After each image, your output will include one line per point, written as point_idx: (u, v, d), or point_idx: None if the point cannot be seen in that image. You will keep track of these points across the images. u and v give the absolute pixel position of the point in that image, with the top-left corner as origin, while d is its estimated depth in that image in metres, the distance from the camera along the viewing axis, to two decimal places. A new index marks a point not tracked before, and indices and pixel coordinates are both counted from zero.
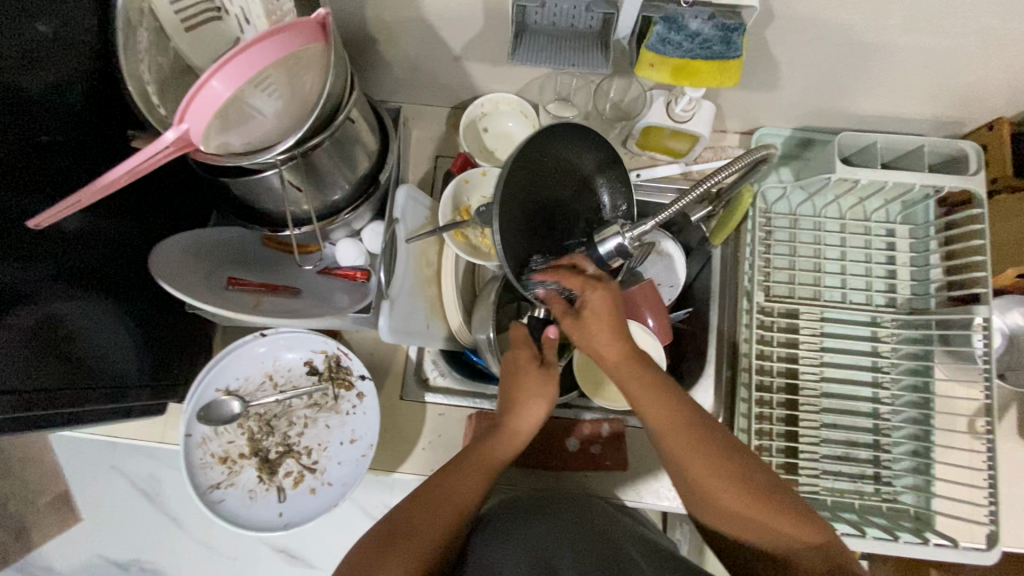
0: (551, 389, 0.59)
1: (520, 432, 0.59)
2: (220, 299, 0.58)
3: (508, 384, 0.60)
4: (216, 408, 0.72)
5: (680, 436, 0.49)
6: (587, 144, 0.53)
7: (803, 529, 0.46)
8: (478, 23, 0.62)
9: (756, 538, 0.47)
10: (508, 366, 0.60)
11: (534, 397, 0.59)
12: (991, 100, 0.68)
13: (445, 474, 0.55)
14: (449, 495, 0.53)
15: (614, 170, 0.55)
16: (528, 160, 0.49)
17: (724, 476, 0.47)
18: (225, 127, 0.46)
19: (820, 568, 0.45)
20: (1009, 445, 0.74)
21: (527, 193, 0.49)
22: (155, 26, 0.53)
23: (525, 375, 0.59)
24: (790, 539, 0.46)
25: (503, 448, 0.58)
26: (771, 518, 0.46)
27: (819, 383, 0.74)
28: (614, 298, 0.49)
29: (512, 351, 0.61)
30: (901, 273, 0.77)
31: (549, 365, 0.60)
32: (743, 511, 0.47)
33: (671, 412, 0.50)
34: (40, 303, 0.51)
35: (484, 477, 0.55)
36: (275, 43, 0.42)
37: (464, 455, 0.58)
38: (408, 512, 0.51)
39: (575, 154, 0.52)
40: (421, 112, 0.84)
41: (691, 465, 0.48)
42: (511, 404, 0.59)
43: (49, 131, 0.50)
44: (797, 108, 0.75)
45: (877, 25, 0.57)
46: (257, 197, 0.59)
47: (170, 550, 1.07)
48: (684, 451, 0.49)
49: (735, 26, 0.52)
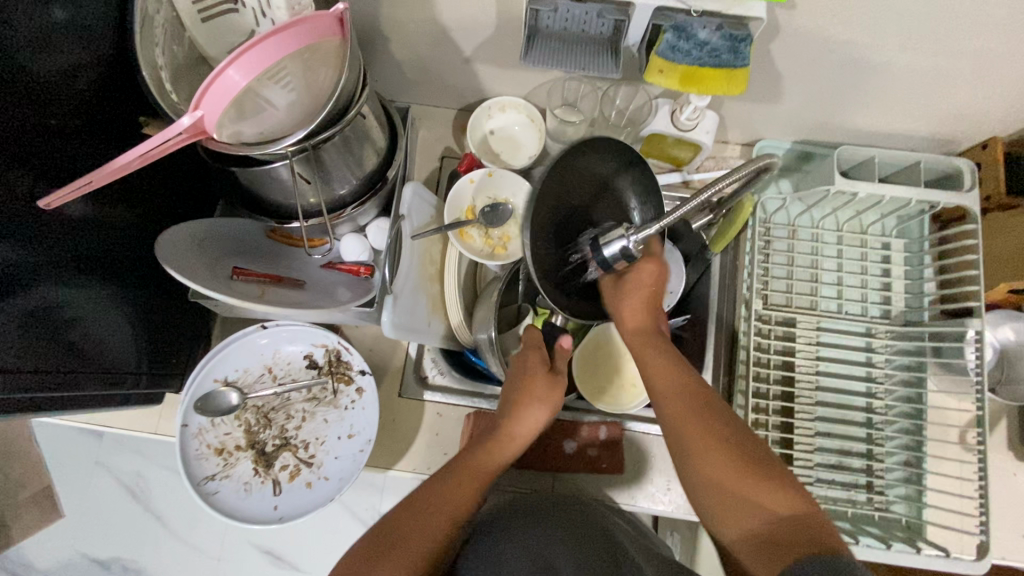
0: (555, 399, 0.60)
1: (516, 435, 0.59)
2: (226, 288, 0.57)
3: (514, 383, 0.61)
4: (214, 399, 0.72)
5: (683, 403, 0.51)
6: (607, 150, 0.53)
7: (784, 496, 0.44)
8: (490, 27, 0.64)
9: (733, 512, 0.46)
10: (518, 365, 0.63)
11: (536, 400, 0.59)
12: (985, 121, 0.70)
13: (441, 477, 0.54)
14: (444, 500, 0.52)
15: (638, 170, 0.56)
16: (561, 175, 0.51)
17: (720, 441, 0.48)
18: (238, 116, 0.46)
19: (797, 538, 0.41)
20: (998, 457, 0.75)
21: (551, 205, 0.51)
22: (172, 16, 0.54)
23: (534, 379, 0.61)
24: (771, 509, 0.44)
25: (501, 450, 0.58)
26: (760, 489, 0.45)
27: (815, 391, 0.75)
28: (658, 274, 0.56)
29: (523, 355, 0.63)
30: (896, 286, 0.79)
31: (557, 373, 0.63)
32: (727, 479, 0.46)
33: (680, 388, 0.52)
34: (45, 288, 0.51)
35: (478, 483, 0.54)
36: (294, 33, 0.42)
37: (457, 459, 0.57)
38: (398, 514, 0.51)
39: (598, 160, 0.53)
40: (429, 113, 0.85)
41: (692, 433, 0.49)
42: (511, 406, 0.59)
43: (60, 115, 0.50)
44: (797, 122, 0.77)
45: (878, 43, 0.58)
46: (266, 189, 0.60)
47: (152, 549, 1.05)
48: (682, 411, 0.50)
49: (743, 36, 0.54)
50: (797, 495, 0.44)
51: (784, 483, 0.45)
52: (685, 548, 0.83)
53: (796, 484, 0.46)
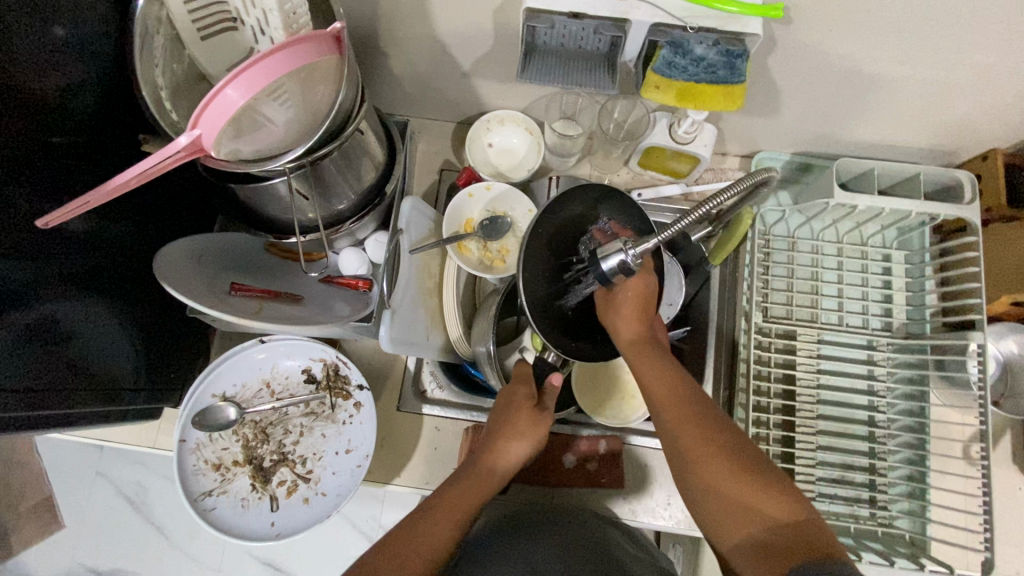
0: (539, 434, 0.57)
1: (496, 469, 0.56)
2: (223, 304, 0.57)
3: (497, 416, 0.58)
4: (212, 414, 0.72)
5: (681, 408, 0.50)
6: (582, 195, 0.53)
7: (782, 504, 0.45)
8: (489, 41, 0.64)
9: (733, 517, 0.45)
10: (506, 398, 0.59)
11: (515, 435, 0.56)
12: (984, 134, 0.70)
13: (420, 512, 0.52)
14: (420, 542, 0.50)
15: (619, 199, 0.54)
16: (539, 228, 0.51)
17: (714, 445, 0.47)
18: (236, 133, 0.46)
19: (796, 547, 0.42)
20: (1003, 472, 0.74)
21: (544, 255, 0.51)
22: (171, 34, 0.54)
23: (516, 413, 0.57)
24: (768, 516, 0.44)
25: (477, 489, 0.54)
26: (758, 498, 0.45)
27: (816, 404, 0.74)
28: (643, 283, 0.51)
29: (512, 387, 0.60)
30: (897, 298, 0.78)
31: (544, 410, 0.58)
32: (727, 480, 0.46)
33: (674, 391, 0.50)
34: (40, 306, 0.51)
35: (453, 524, 0.52)
36: (291, 53, 0.42)
37: (434, 493, 0.54)
38: (383, 548, 0.49)
39: (575, 204, 0.53)
40: (428, 126, 0.86)
41: (688, 440, 0.48)
42: (493, 441, 0.56)
43: (59, 134, 0.51)
44: (795, 135, 0.77)
45: (878, 56, 0.58)
46: (263, 203, 0.60)
47: (152, 560, 1.04)
48: (677, 414, 0.49)
49: (740, 52, 0.53)
50: (793, 501, 0.45)
51: (782, 490, 0.46)
52: (687, 563, 0.82)
53: (794, 491, 0.46)
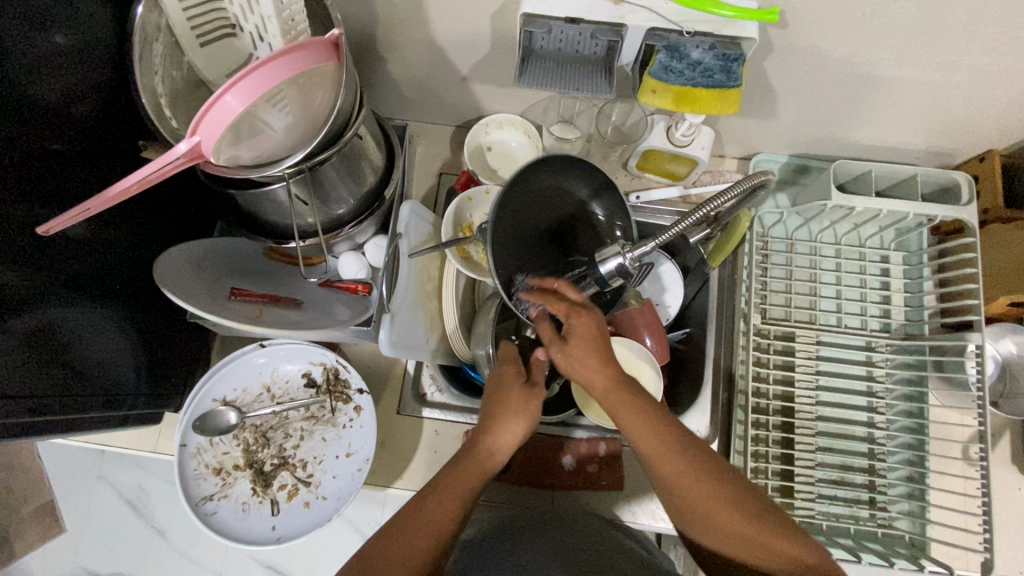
0: (533, 410, 0.55)
1: (493, 452, 0.54)
2: (223, 309, 0.57)
3: (488, 399, 0.56)
4: (213, 418, 0.72)
5: (679, 468, 0.47)
6: (576, 170, 0.57)
7: (788, 546, 0.47)
8: (487, 46, 0.64)
9: (741, 551, 0.48)
10: (495, 380, 0.57)
11: (510, 415, 0.54)
12: (981, 135, 0.71)
13: (419, 502, 0.52)
14: (422, 528, 0.50)
15: (608, 192, 0.58)
16: (518, 193, 0.54)
17: (718, 496, 0.47)
18: (236, 140, 0.46)
19: None
20: (1002, 473, 0.74)
21: (516, 230, 0.54)
22: (170, 41, 0.54)
23: (508, 393, 0.55)
24: (777, 556, 0.47)
25: (475, 471, 0.53)
26: (767, 540, 0.46)
27: (816, 406, 0.74)
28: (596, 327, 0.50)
29: (501, 369, 0.58)
30: (896, 299, 0.78)
31: (534, 383, 0.56)
32: (735, 527, 0.47)
33: (671, 451, 0.47)
34: (41, 312, 0.51)
35: (453, 512, 0.51)
36: (290, 61, 0.42)
37: (432, 483, 0.53)
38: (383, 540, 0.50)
39: (562, 180, 0.57)
40: (426, 130, 0.86)
41: (694, 495, 0.47)
42: (487, 423, 0.54)
43: (60, 141, 0.51)
44: (793, 137, 0.77)
45: (874, 58, 0.58)
46: (263, 208, 0.60)
47: (154, 564, 1.04)
48: (676, 470, 0.47)
49: (736, 55, 0.54)
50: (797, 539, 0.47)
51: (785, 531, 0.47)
52: (688, 565, 0.82)
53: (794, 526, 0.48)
